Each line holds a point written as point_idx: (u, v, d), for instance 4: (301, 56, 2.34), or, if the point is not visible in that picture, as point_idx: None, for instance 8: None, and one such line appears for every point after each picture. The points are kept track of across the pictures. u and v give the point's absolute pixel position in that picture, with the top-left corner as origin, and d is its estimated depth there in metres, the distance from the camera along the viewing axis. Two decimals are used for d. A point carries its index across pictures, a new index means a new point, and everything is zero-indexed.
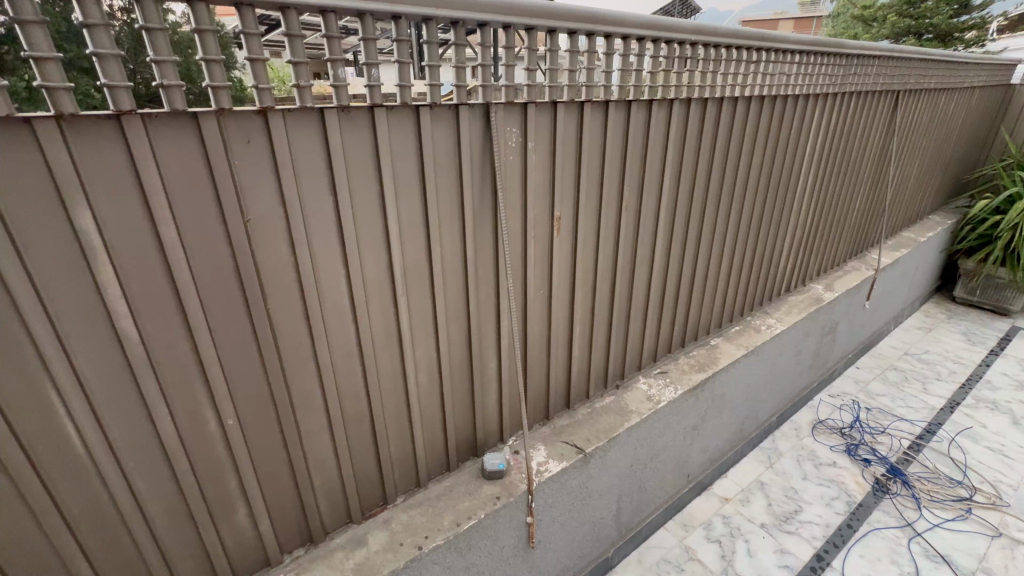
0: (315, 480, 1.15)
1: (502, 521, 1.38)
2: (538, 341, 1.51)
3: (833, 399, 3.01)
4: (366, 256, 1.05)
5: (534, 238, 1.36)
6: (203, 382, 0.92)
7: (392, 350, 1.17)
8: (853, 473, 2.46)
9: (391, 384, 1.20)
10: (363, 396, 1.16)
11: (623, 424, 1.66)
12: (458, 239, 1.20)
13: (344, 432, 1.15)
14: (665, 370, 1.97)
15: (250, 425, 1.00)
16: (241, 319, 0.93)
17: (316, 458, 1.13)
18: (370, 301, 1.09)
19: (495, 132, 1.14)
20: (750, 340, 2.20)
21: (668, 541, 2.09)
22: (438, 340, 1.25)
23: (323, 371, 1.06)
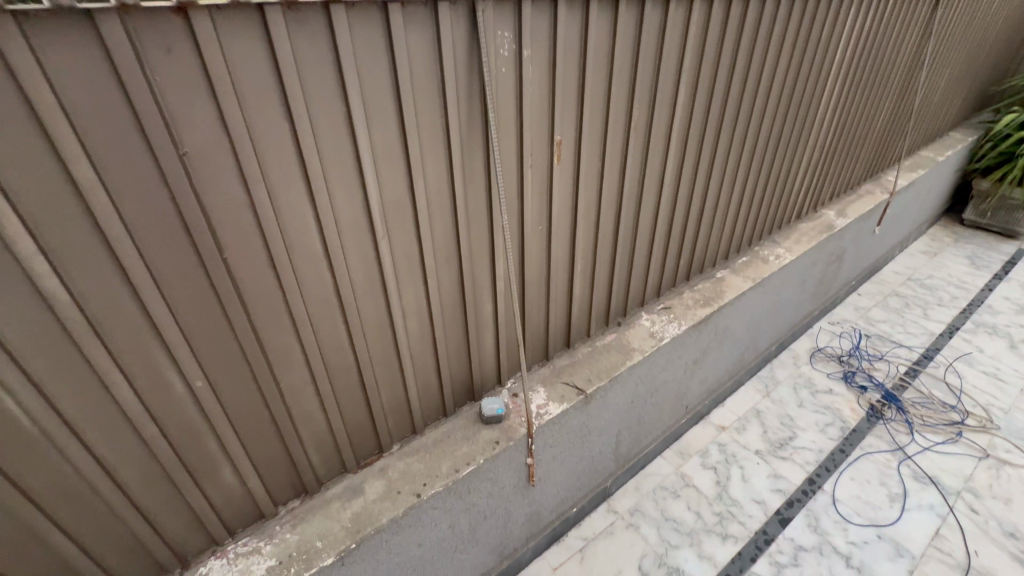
0: (304, 435, 1.09)
1: (502, 464, 1.35)
2: (536, 283, 1.41)
3: (833, 326, 2.98)
4: (337, 194, 0.91)
5: (531, 168, 1.20)
6: (161, 342, 0.81)
7: (376, 297, 1.06)
8: (848, 399, 2.48)
9: (378, 334, 1.11)
10: (347, 348, 1.07)
11: (625, 363, 1.61)
12: (444, 172, 1.05)
13: (331, 386, 1.08)
14: (669, 305, 1.88)
15: (223, 386, 0.92)
16: (197, 272, 0.81)
17: (302, 414, 1.06)
18: (348, 245, 0.96)
19: (483, 38, 0.95)
20: (758, 272, 2.10)
21: (665, 469, 2.13)
22: (427, 285, 1.14)
23: (301, 325, 0.96)
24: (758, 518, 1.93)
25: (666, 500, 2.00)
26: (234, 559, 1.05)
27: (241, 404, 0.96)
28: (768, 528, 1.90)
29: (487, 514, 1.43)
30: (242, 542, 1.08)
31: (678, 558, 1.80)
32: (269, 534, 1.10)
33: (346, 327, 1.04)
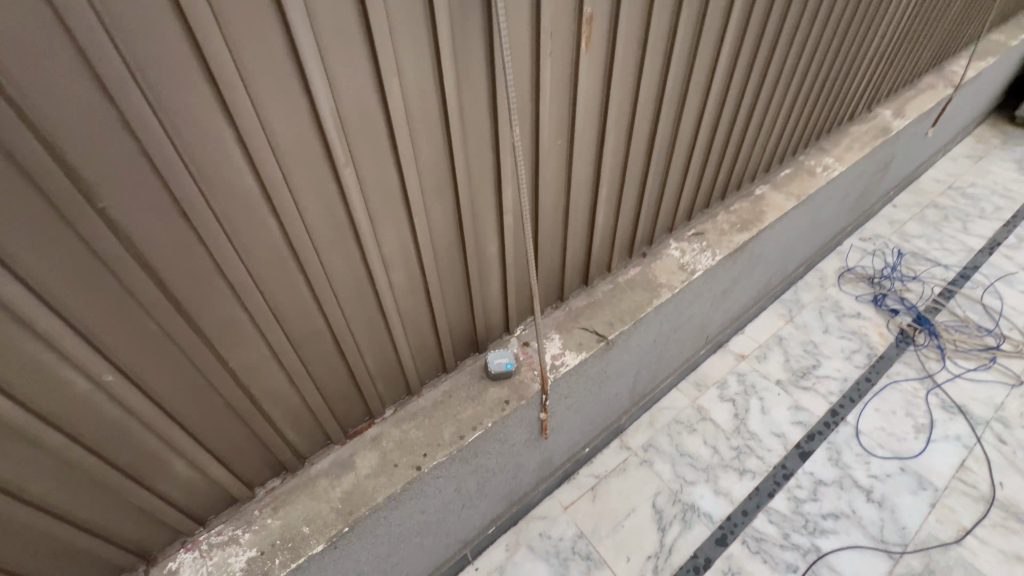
0: (275, 415, 0.89)
1: (512, 423, 1.19)
2: (551, 214, 1.14)
3: (865, 243, 2.73)
4: (267, 105, 0.64)
5: (550, 62, 0.88)
6: (38, 332, 0.59)
7: (345, 245, 0.81)
8: (877, 323, 2.31)
9: (354, 291, 0.87)
10: (315, 314, 0.84)
11: (652, 303, 1.38)
12: (426, 67, 0.74)
13: (300, 356, 0.86)
14: (702, 230, 1.61)
15: (150, 375, 0.70)
16: (50, 218, 0.56)
17: (267, 393, 0.86)
18: (292, 173, 0.70)
19: None
20: (803, 188, 1.80)
21: (680, 402, 2.01)
22: (414, 226, 0.88)
23: (243, 285, 0.72)
24: (777, 452, 1.85)
25: (682, 435, 1.90)
26: (207, 552, 0.91)
27: (180, 391, 0.75)
28: (787, 462, 1.82)
29: (496, 470, 1.30)
30: (216, 531, 0.93)
31: (693, 495, 1.73)
32: (247, 520, 0.95)
33: (307, 284, 0.80)
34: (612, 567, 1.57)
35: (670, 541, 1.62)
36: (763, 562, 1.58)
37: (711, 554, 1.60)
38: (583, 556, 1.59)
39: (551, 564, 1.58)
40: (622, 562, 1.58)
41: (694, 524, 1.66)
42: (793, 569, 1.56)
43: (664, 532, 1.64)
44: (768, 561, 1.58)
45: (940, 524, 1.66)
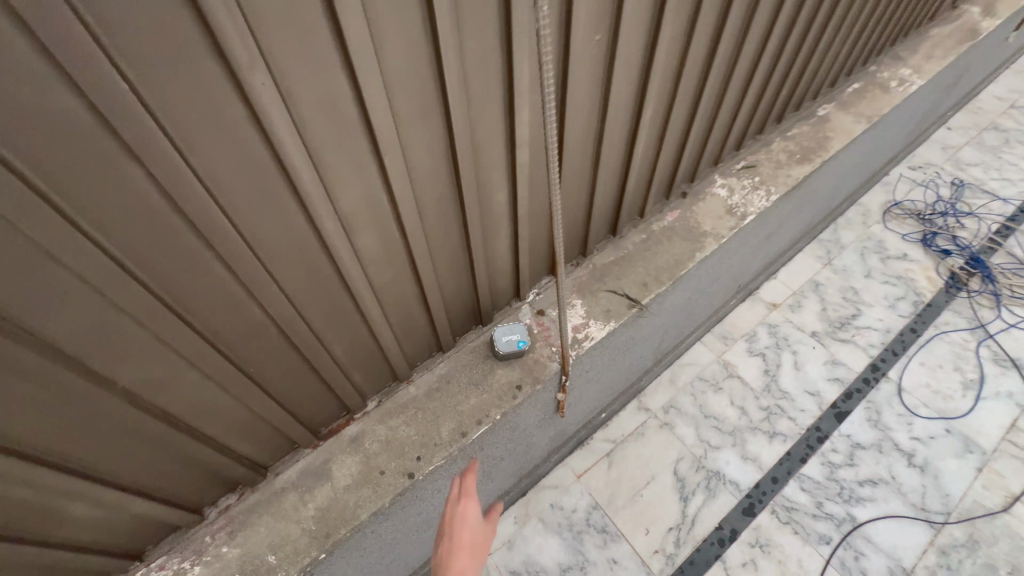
0: (210, 425, 0.70)
1: (525, 410, 0.98)
2: (577, 145, 0.85)
3: (915, 173, 2.40)
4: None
5: None
6: None
7: (268, 199, 0.59)
8: (925, 266, 2.06)
9: (297, 261, 0.66)
10: (244, 305, 0.65)
11: (695, 258, 1.12)
12: None
13: (230, 349, 0.67)
14: (753, 162, 1.31)
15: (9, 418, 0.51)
16: None
17: (190, 402, 0.66)
18: (153, 89, 0.46)
19: None
20: (874, 107, 1.46)
21: (705, 357, 1.81)
22: (368, 167, 0.64)
23: (103, 274, 0.51)
24: (810, 413, 1.68)
25: (706, 395, 1.72)
26: None
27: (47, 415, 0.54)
28: (821, 424, 1.65)
29: (505, 456, 1.11)
30: (158, 565, 0.75)
31: (718, 461, 1.58)
32: (196, 550, 0.76)
33: (216, 258, 0.59)
34: (630, 540, 1.44)
35: (692, 512, 1.49)
36: (794, 533, 1.45)
37: (737, 526, 1.47)
38: (598, 528, 1.46)
39: (564, 538, 1.45)
40: (640, 535, 1.45)
41: (719, 492, 1.52)
42: (826, 541, 1.44)
43: (686, 501, 1.51)
44: (799, 532, 1.46)
45: (986, 491, 1.52)
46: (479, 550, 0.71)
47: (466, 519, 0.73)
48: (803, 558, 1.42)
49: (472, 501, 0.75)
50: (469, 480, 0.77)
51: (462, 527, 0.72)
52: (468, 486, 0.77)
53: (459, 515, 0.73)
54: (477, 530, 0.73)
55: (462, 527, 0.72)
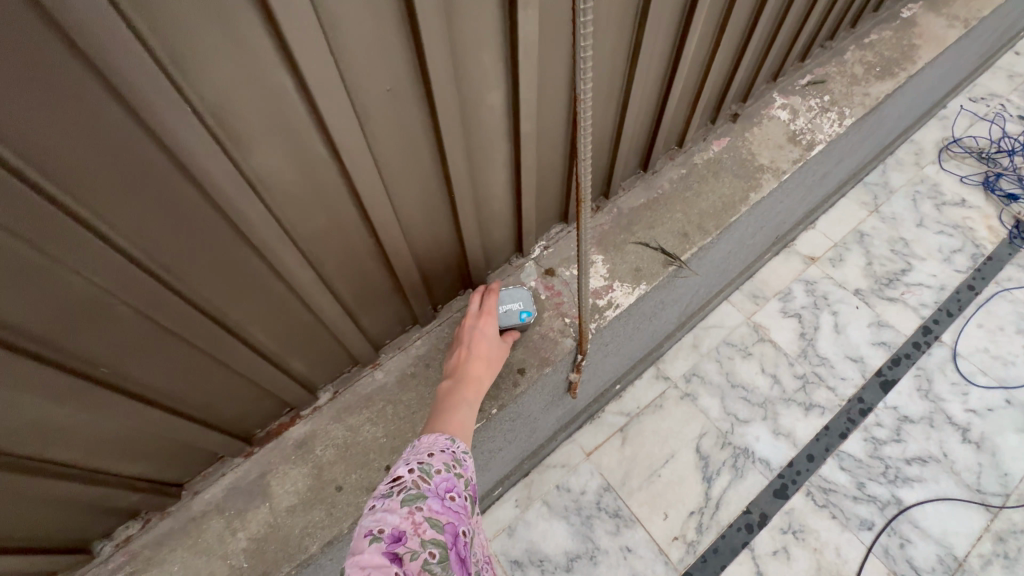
0: (52, 445, 0.50)
1: (529, 398, 0.77)
2: (604, 28, 0.58)
3: (977, 105, 2.08)
4: None
5: None
6: None
7: (59, 105, 0.35)
8: (985, 214, 1.80)
9: (172, 220, 0.45)
10: (89, 289, 0.44)
11: (749, 200, 0.87)
12: None
13: (54, 345, 0.46)
14: (822, 77, 1.02)
15: None
16: None
17: (8, 421, 0.46)
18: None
19: None
20: (971, 8, 1.15)
21: (732, 318, 1.58)
22: (260, 56, 0.40)
23: None
24: (852, 382, 1.47)
25: (733, 362, 1.51)
26: None
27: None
28: (864, 395, 1.45)
29: (504, 446, 0.92)
30: None
31: (746, 437, 1.39)
32: None
33: None
34: (646, 526, 1.28)
35: (717, 494, 1.31)
36: (831, 517, 1.29)
37: (767, 509, 1.30)
38: (610, 513, 1.29)
39: (571, 524, 1.28)
40: (658, 521, 1.28)
41: (747, 472, 1.34)
42: (867, 526, 1.28)
43: (710, 482, 1.33)
44: (837, 516, 1.29)
45: None
46: (495, 362, 0.68)
47: (484, 333, 0.70)
48: (841, 545, 1.26)
49: (493, 319, 0.71)
50: (492, 299, 0.73)
51: (480, 338, 0.69)
52: (489, 304, 0.72)
53: (480, 330, 0.69)
54: (498, 349, 0.70)
55: (480, 340, 0.68)
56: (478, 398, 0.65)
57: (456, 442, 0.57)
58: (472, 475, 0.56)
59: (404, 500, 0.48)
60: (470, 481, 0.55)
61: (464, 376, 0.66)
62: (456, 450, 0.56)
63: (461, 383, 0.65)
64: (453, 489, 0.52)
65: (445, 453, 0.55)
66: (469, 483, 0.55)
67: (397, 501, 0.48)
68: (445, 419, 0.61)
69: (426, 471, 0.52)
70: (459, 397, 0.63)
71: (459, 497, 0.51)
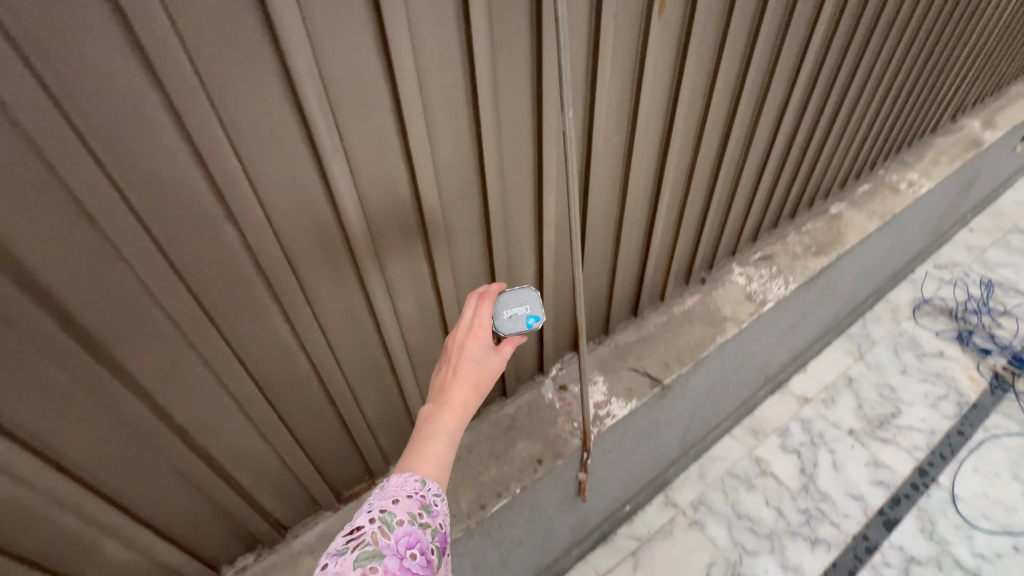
0: (261, 492, 0.75)
1: (545, 487, 0.97)
2: (602, 233, 0.93)
3: (941, 271, 2.40)
4: (285, 204, 0.54)
5: (611, 48, 0.68)
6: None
7: (353, 306, 0.67)
8: (964, 365, 2.00)
9: (366, 359, 0.74)
10: (320, 398, 0.72)
11: (715, 339, 1.15)
12: (462, 94, 0.60)
13: (292, 430, 0.72)
14: (770, 254, 1.37)
15: (133, 490, 0.60)
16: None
17: (255, 472, 0.71)
18: (272, 208, 0.54)
19: None
20: (887, 206, 1.54)
21: (735, 451, 1.73)
22: (427, 271, 0.73)
23: (240, 384, 0.61)
24: (856, 520, 1.55)
25: (738, 493, 1.62)
26: None
27: (102, 472, 0.56)
28: (869, 532, 1.52)
29: (524, 541, 1.07)
30: None
31: (755, 569, 1.45)
32: None
33: (308, 358, 0.67)
34: None
35: None
36: None
37: None
38: None
39: None
40: None
41: None
42: None
43: None
44: None
45: None
46: (482, 386, 0.59)
47: (471, 353, 0.60)
48: None
49: (486, 333, 0.62)
50: (487, 309, 0.63)
51: (466, 359, 0.60)
52: (484, 315, 0.63)
53: (469, 349, 0.60)
54: (489, 368, 0.60)
55: (466, 361, 0.59)
56: (460, 425, 0.56)
57: (428, 484, 0.51)
58: (442, 522, 0.51)
59: (358, 559, 0.45)
60: (439, 533, 0.50)
61: (446, 400, 0.57)
62: (427, 495, 0.51)
63: (441, 409, 0.56)
64: (415, 544, 0.48)
65: (411, 500, 0.49)
66: (438, 534, 0.50)
67: (350, 560, 0.45)
68: (418, 454, 0.54)
69: (387, 522, 0.48)
70: (437, 427, 0.55)
71: (420, 554, 0.48)
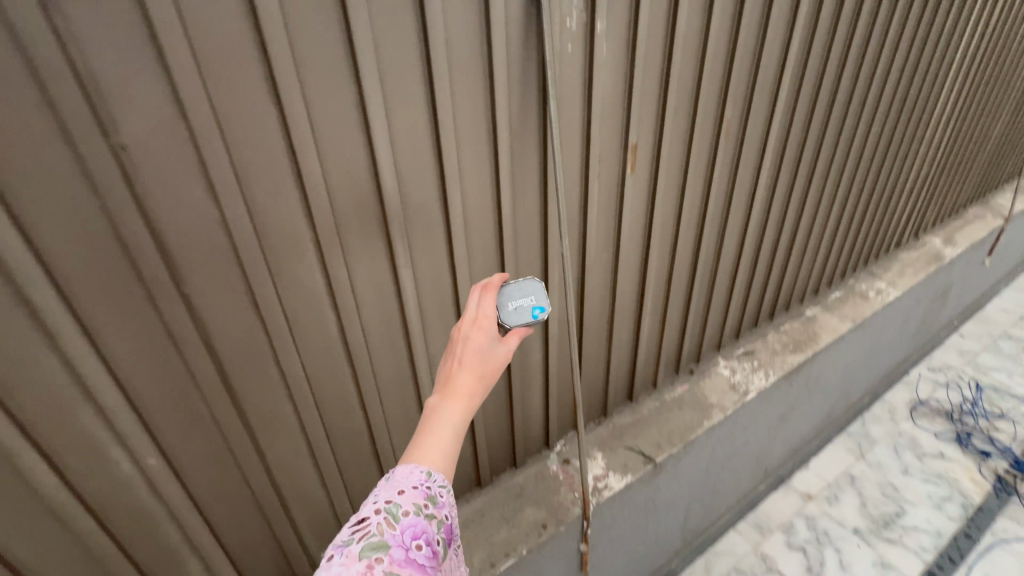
0: (311, 532, 0.89)
1: (549, 554, 1.08)
2: (597, 327, 1.13)
3: (936, 373, 2.51)
4: (369, 305, 0.76)
5: (598, 193, 0.93)
6: (143, 478, 0.66)
7: (403, 380, 0.87)
8: (966, 467, 2.04)
9: (406, 425, 0.92)
10: (367, 453, 0.89)
11: (703, 424, 1.30)
12: (495, 230, 0.85)
13: (344, 480, 0.88)
14: (751, 350, 1.55)
15: (220, 516, 0.76)
16: (181, 376, 0.64)
17: (308, 513, 0.86)
18: (365, 310, 0.76)
19: (548, 32, 0.71)
20: (857, 311, 1.74)
21: (740, 547, 1.76)
22: None
23: (316, 436, 0.80)
24: None
25: None
26: None
27: (208, 497, 0.73)
28: None
29: None
30: None
31: None
32: None
33: (365, 418, 0.85)
34: None
35: None
36: None
37: None
38: None
39: None
40: None
41: None
42: None
43: None
44: None
45: None
46: (486, 377, 0.63)
47: (476, 346, 0.65)
48: None
49: (489, 326, 0.67)
50: (490, 302, 0.69)
51: (471, 352, 0.64)
52: (487, 307, 0.68)
53: (474, 340, 0.65)
54: (493, 359, 0.64)
55: (472, 354, 0.64)
56: (465, 413, 0.60)
57: (433, 476, 0.55)
58: (445, 514, 0.55)
59: (364, 551, 0.48)
60: (442, 523, 0.54)
61: (453, 390, 0.61)
62: (432, 486, 0.54)
63: (447, 400, 0.60)
64: (420, 535, 0.52)
65: (417, 492, 0.53)
66: (442, 524, 0.54)
67: (355, 551, 0.48)
68: (425, 444, 0.57)
69: (393, 513, 0.51)
70: (443, 417, 0.59)
71: (425, 545, 0.51)
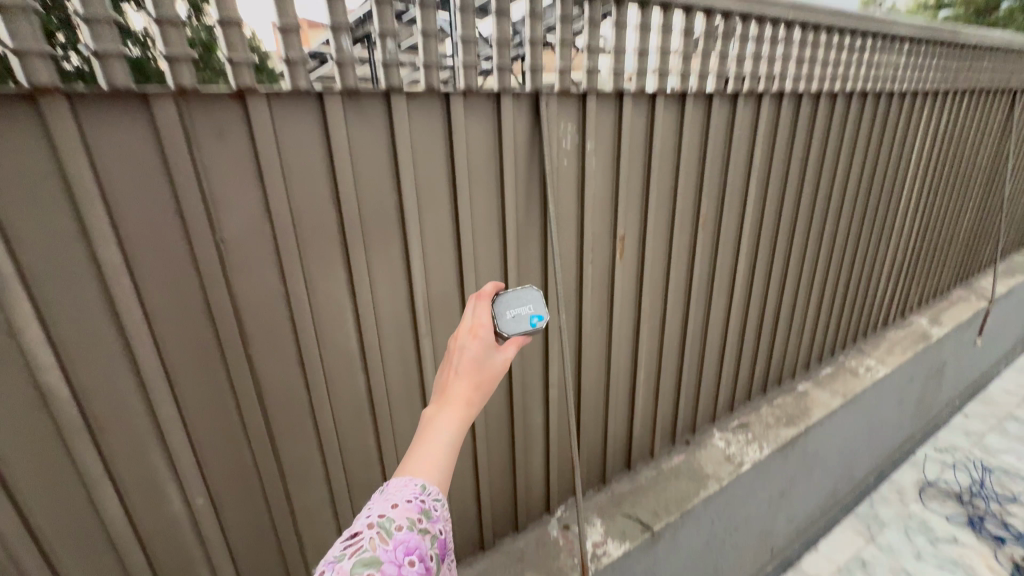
0: None
1: None
2: (595, 395, 1.23)
3: (943, 454, 2.50)
4: (393, 367, 0.89)
5: (592, 275, 1.08)
6: (189, 516, 0.75)
7: None
8: (982, 553, 1.98)
9: None
10: None
11: (700, 493, 1.34)
12: None
13: None
14: (746, 422, 1.62)
15: (247, 560, 0.84)
16: (235, 425, 0.75)
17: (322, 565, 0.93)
18: (389, 373, 0.88)
19: (547, 150, 0.89)
20: (848, 387, 1.82)
21: None
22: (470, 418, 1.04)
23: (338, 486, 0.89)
24: None
25: None
26: None
27: (240, 540, 0.82)
28: None
29: None
30: None
31: None
32: None
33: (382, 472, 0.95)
34: None
35: None
36: None
37: None
38: None
39: None
40: None
41: None
42: None
43: None
44: None
45: None
46: (481, 382, 0.67)
47: (471, 354, 0.69)
48: None
49: (484, 334, 0.72)
50: (485, 310, 0.75)
51: (466, 359, 0.68)
52: (482, 316, 0.74)
53: (470, 348, 0.70)
54: (489, 365, 0.69)
55: (467, 361, 0.68)
56: (461, 418, 0.64)
57: (428, 489, 0.57)
58: (438, 528, 0.56)
59: (354, 567, 0.48)
60: (436, 537, 0.55)
61: (449, 397, 0.64)
62: (426, 499, 0.56)
63: (443, 407, 0.64)
64: (413, 552, 0.52)
65: (410, 505, 0.55)
66: (435, 538, 0.55)
67: (346, 566, 0.48)
68: (423, 452, 0.60)
69: (386, 527, 0.52)
70: (440, 423, 0.62)
71: (418, 560, 0.52)
